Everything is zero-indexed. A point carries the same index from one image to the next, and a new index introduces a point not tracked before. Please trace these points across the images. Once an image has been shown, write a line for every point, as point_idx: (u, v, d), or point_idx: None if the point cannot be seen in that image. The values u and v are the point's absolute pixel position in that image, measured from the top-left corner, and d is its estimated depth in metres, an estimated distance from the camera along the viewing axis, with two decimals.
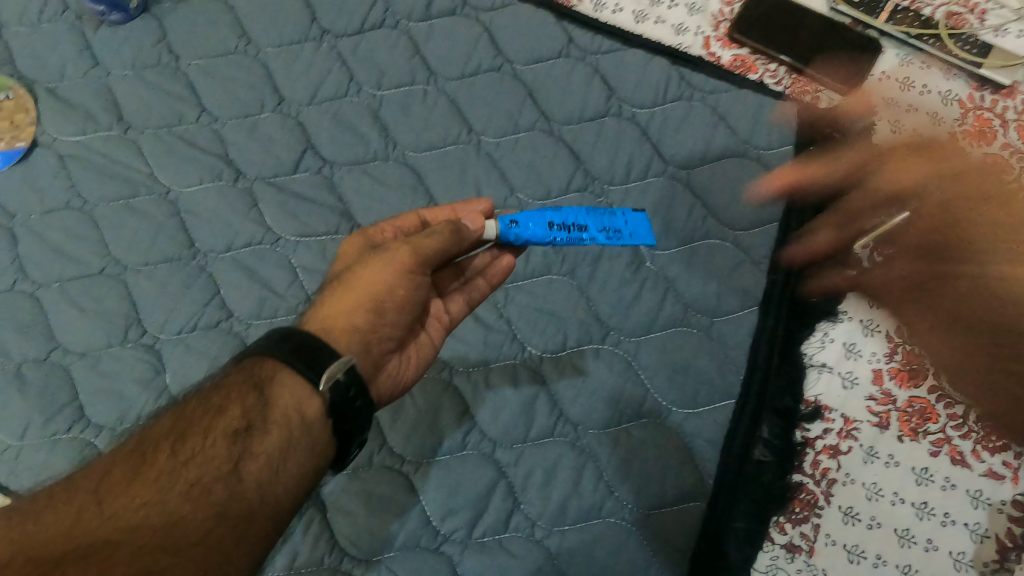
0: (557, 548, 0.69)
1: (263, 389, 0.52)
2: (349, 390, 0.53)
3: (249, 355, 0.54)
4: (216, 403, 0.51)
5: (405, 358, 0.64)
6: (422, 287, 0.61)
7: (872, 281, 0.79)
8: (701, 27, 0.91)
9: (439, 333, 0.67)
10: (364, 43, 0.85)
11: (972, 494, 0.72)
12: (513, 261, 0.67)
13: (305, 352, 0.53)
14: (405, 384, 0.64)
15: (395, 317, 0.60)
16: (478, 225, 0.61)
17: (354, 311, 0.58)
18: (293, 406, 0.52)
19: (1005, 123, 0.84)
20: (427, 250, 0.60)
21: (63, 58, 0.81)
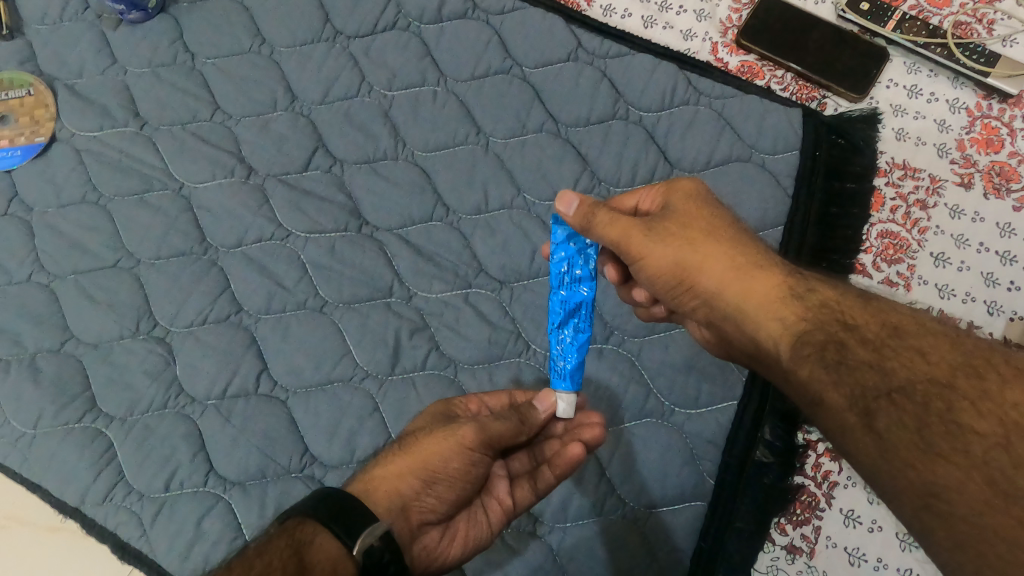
0: (558, 544, 0.70)
1: (303, 552, 0.48)
2: (382, 555, 0.50)
3: (290, 517, 0.51)
4: (258, 568, 0.46)
5: (448, 534, 0.59)
6: (479, 467, 0.59)
7: (876, 285, 0.79)
8: (709, 33, 0.92)
9: (498, 518, 0.63)
10: (375, 45, 0.86)
11: (990, 306, 0.77)
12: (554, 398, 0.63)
13: (343, 513, 0.51)
14: (445, 560, 0.59)
15: (441, 492, 0.58)
16: (546, 406, 0.62)
17: (404, 475, 0.57)
18: (328, 570, 0.48)
19: (1012, 132, 0.84)
20: (491, 431, 0.59)
21: (81, 56, 0.83)
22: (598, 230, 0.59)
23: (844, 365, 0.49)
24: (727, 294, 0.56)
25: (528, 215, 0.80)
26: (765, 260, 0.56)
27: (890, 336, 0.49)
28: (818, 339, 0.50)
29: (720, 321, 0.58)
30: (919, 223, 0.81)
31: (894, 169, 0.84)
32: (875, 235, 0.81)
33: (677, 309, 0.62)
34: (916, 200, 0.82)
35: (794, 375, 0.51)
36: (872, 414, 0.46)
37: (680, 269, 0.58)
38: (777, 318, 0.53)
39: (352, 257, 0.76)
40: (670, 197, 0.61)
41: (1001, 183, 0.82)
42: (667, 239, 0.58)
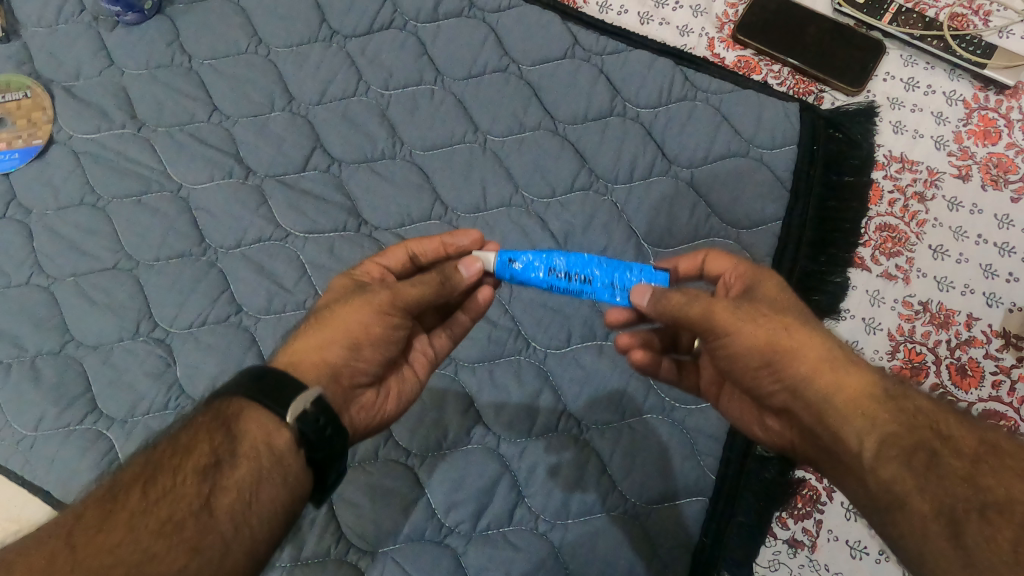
0: (560, 541, 0.70)
1: (231, 424, 0.50)
2: (318, 420, 0.49)
3: (216, 396, 0.52)
4: (185, 442, 0.48)
5: (383, 393, 0.62)
6: (399, 329, 0.59)
7: (875, 278, 0.79)
8: (705, 28, 0.92)
9: (424, 368, 0.66)
10: (372, 44, 0.86)
11: (989, 297, 0.77)
12: (490, 294, 0.65)
13: (272, 389, 0.50)
14: (384, 418, 0.62)
15: (369, 355, 0.58)
16: (471, 271, 0.60)
17: (326, 345, 0.56)
18: (261, 437, 0.49)
19: (1009, 123, 0.84)
20: (407, 297, 0.58)
21: (78, 59, 0.83)
22: (676, 312, 0.55)
23: (933, 474, 0.45)
24: (818, 382, 0.51)
25: (527, 212, 0.80)
26: (859, 359, 0.52)
27: (987, 453, 0.46)
28: (909, 445, 0.46)
29: (800, 412, 0.53)
30: (917, 215, 0.81)
31: (892, 162, 0.84)
32: (873, 228, 0.81)
33: (757, 390, 0.56)
34: (914, 193, 0.82)
35: (873, 475, 0.47)
36: (959, 527, 0.42)
37: (771, 353, 0.53)
38: (866, 418, 0.48)
39: (351, 256, 0.76)
40: (759, 283, 0.59)
41: (998, 174, 0.82)
42: (757, 319, 0.54)
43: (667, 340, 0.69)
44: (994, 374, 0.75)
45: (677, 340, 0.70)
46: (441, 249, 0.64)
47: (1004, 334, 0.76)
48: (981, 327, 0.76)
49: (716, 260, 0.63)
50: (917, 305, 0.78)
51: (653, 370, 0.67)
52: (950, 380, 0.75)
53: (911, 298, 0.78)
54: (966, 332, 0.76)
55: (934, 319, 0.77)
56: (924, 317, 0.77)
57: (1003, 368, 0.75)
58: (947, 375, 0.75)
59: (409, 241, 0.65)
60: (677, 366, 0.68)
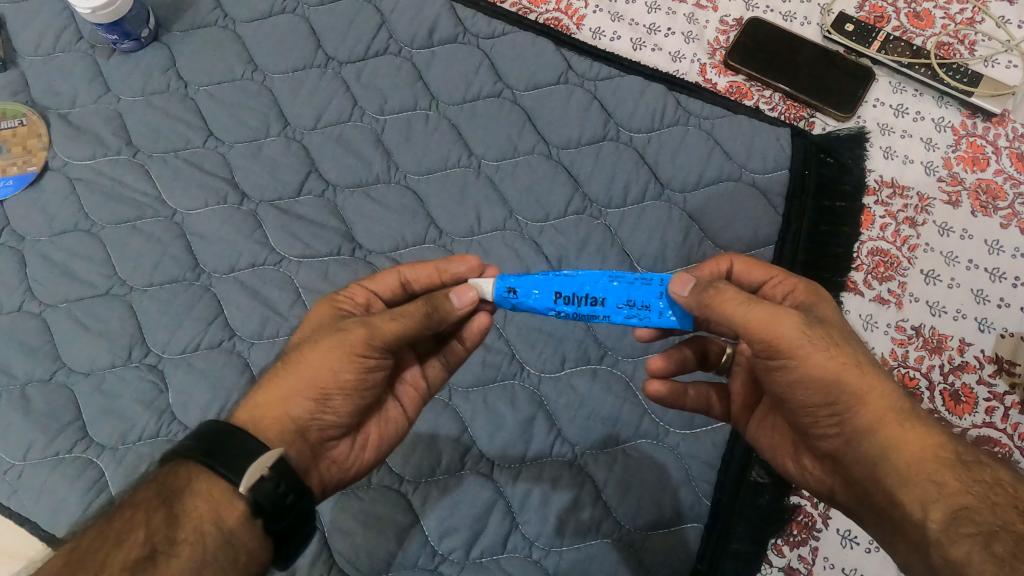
0: (554, 569, 0.70)
1: (172, 503, 0.49)
2: (277, 487, 0.49)
3: (168, 461, 0.51)
4: (118, 527, 0.47)
5: (358, 442, 0.61)
6: (373, 372, 0.57)
7: (868, 303, 0.79)
8: (697, 54, 0.93)
9: (414, 402, 0.66)
10: (367, 70, 0.87)
11: (981, 323, 0.78)
12: (488, 321, 0.64)
13: (227, 453, 0.49)
14: (357, 465, 0.62)
15: (339, 405, 0.57)
16: (465, 304, 0.58)
17: (291, 398, 0.56)
18: (208, 516, 0.49)
19: (997, 150, 0.85)
20: (382, 336, 0.56)
21: (74, 86, 0.83)
22: (724, 313, 0.52)
23: (1020, 563, 0.40)
24: (881, 435, 0.50)
25: (521, 236, 0.80)
26: (923, 417, 0.50)
27: None
28: (984, 523, 0.43)
29: (854, 461, 0.52)
30: (909, 240, 0.82)
31: (883, 187, 0.85)
32: (866, 252, 0.82)
33: (807, 426, 0.55)
34: (906, 218, 0.83)
35: (939, 549, 0.44)
36: None
37: (835, 389, 0.51)
38: (934, 482, 0.46)
39: (345, 280, 0.76)
40: (816, 305, 0.56)
41: (988, 200, 0.83)
42: (828, 351, 0.51)
43: (698, 354, 0.68)
44: (987, 400, 0.75)
45: (707, 352, 0.69)
46: (434, 276, 0.63)
47: (996, 359, 0.76)
48: (973, 353, 0.77)
49: (753, 269, 0.62)
50: (910, 330, 0.78)
51: (677, 399, 0.68)
52: (944, 405, 0.75)
53: (904, 323, 0.78)
54: (959, 357, 0.76)
55: (927, 345, 0.77)
56: (917, 342, 0.77)
57: (996, 394, 0.75)
58: (941, 400, 0.75)
59: (402, 267, 0.64)
60: (703, 397, 0.68)
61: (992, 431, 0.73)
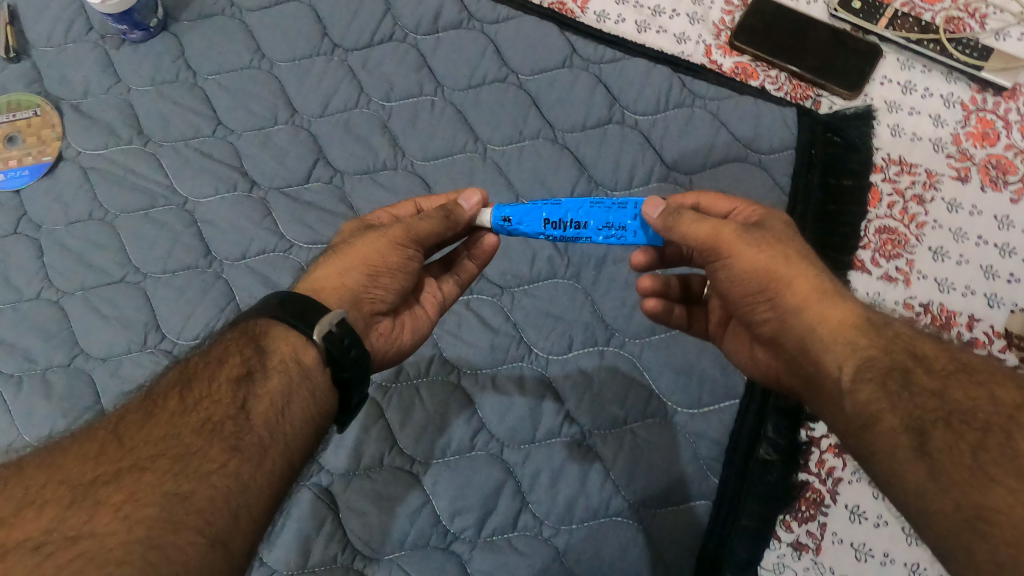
0: (564, 546, 0.71)
1: (260, 341, 0.54)
2: (342, 339, 0.53)
3: (244, 318, 0.56)
4: (218, 356, 0.54)
5: (399, 323, 0.65)
6: (415, 261, 0.63)
7: (876, 281, 0.79)
8: (702, 36, 0.93)
9: (433, 310, 0.68)
10: (373, 57, 0.87)
11: (990, 298, 0.77)
12: (496, 240, 0.66)
13: (300, 311, 0.54)
14: (400, 346, 0.65)
15: (387, 282, 0.61)
16: (473, 208, 0.62)
17: (347, 272, 0.60)
18: (289, 353, 0.54)
19: (1007, 125, 0.84)
20: (419, 231, 0.61)
21: (86, 77, 0.84)
22: (682, 229, 0.57)
23: (906, 391, 0.47)
24: (806, 314, 0.54)
25: None
26: (846, 294, 0.54)
27: (959, 371, 0.48)
28: (885, 364, 0.49)
29: (789, 341, 0.55)
30: (916, 217, 0.81)
31: (891, 164, 0.84)
32: (873, 230, 0.81)
33: (750, 321, 0.59)
34: (914, 195, 0.82)
35: (850, 398, 0.49)
36: (926, 436, 0.45)
37: (767, 279, 0.55)
38: (849, 344, 0.51)
39: None
40: (770, 220, 0.60)
41: (998, 175, 0.82)
42: (759, 246, 0.56)
43: (680, 285, 0.73)
44: None
45: (689, 284, 0.74)
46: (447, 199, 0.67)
47: (1006, 334, 0.76)
48: (983, 329, 0.76)
49: (718, 201, 0.64)
50: (919, 307, 0.78)
51: (664, 318, 0.72)
52: None
53: (913, 300, 0.78)
54: (968, 333, 0.76)
55: (936, 321, 0.77)
56: (926, 318, 0.77)
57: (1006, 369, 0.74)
58: None
59: (420, 197, 0.69)
60: (689, 313, 0.72)
61: None
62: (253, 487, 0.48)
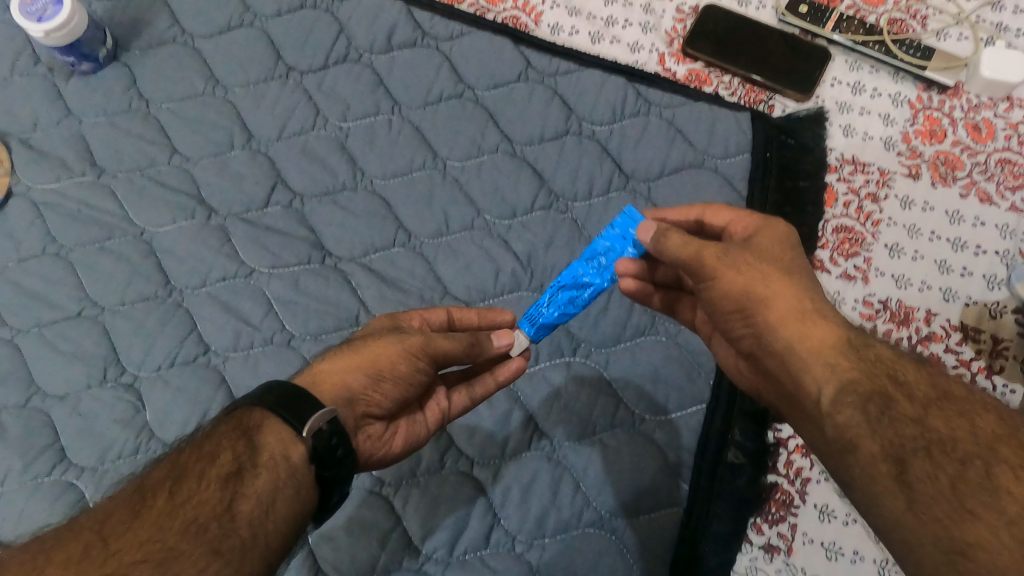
0: (537, 562, 0.70)
1: (251, 435, 0.52)
2: (331, 438, 0.53)
3: (238, 406, 0.54)
4: (209, 449, 0.51)
5: (392, 428, 0.62)
6: (424, 373, 0.61)
7: (835, 280, 0.80)
8: (655, 44, 0.94)
9: (434, 420, 0.66)
10: (328, 79, 0.87)
11: (946, 292, 0.79)
12: (523, 365, 0.66)
13: (292, 402, 0.53)
14: (387, 452, 0.62)
15: (388, 389, 0.59)
16: (505, 343, 0.63)
17: (351, 370, 0.58)
18: (279, 450, 0.52)
19: (954, 121, 0.86)
20: (439, 348, 0.60)
21: (34, 110, 0.83)
22: (670, 250, 0.58)
23: (886, 417, 0.47)
24: (784, 331, 0.54)
25: (489, 235, 0.81)
26: (828, 313, 0.54)
27: (939, 399, 0.48)
28: (867, 389, 0.49)
29: (765, 355, 0.56)
30: (871, 215, 0.83)
31: (844, 164, 0.85)
32: (830, 230, 0.82)
33: (728, 330, 0.60)
34: (868, 194, 0.84)
35: (830, 421, 0.49)
36: (905, 465, 0.45)
37: (745, 300, 0.56)
38: (830, 368, 0.50)
39: (316, 288, 0.77)
40: (760, 235, 0.60)
41: (947, 171, 0.84)
42: (741, 269, 0.56)
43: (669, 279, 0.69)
44: (955, 367, 0.75)
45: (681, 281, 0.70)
46: (476, 318, 0.67)
47: (962, 328, 0.77)
48: (940, 323, 0.77)
49: (716, 215, 0.65)
50: (877, 304, 0.79)
51: (645, 300, 0.71)
52: None
53: (871, 297, 0.79)
54: (926, 328, 0.77)
55: (895, 317, 0.78)
56: (884, 315, 0.78)
57: (962, 361, 0.76)
58: None
59: (451, 307, 0.68)
60: (670, 302, 0.72)
61: None
62: None
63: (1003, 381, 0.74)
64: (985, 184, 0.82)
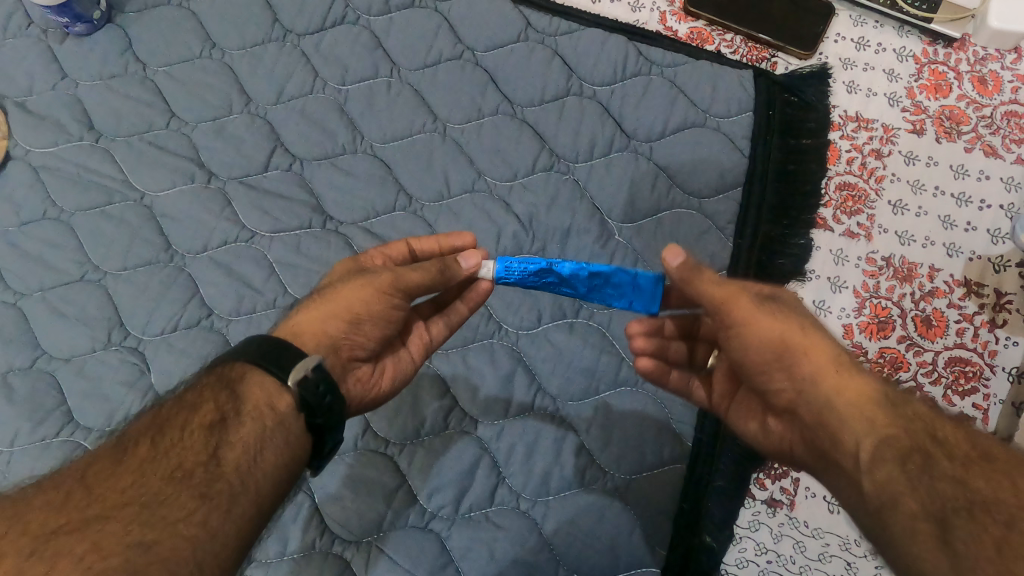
0: (542, 519, 0.71)
1: (233, 387, 0.51)
2: (317, 386, 0.51)
3: (218, 361, 0.54)
4: (191, 400, 0.50)
5: (378, 369, 0.63)
6: (401, 310, 0.60)
7: (838, 237, 0.80)
8: (656, 3, 0.93)
9: (418, 352, 0.66)
10: (325, 41, 0.86)
11: (950, 248, 0.78)
12: (491, 285, 0.65)
13: (272, 354, 0.52)
14: (377, 391, 0.63)
15: (369, 330, 0.59)
16: (473, 263, 0.62)
17: (328, 319, 0.58)
18: (262, 400, 0.51)
19: (959, 75, 0.85)
20: (411, 282, 0.60)
21: (30, 74, 0.83)
22: (702, 286, 0.57)
23: (926, 474, 0.46)
24: (823, 384, 0.53)
25: (490, 197, 0.80)
26: (862, 368, 0.54)
27: (980, 459, 0.46)
28: (904, 446, 0.47)
29: (804, 411, 0.54)
30: (875, 172, 0.82)
31: (847, 122, 0.85)
32: (833, 187, 0.82)
33: (762, 389, 0.58)
34: (871, 150, 0.83)
35: (868, 476, 0.48)
36: (946, 524, 0.43)
37: (783, 351, 0.55)
38: (868, 422, 0.50)
39: (317, 251, 0.77)
40: (782, 292, 0.61)
41: (952, 126, 0.83)
42: (774, 319, 0.56)
43: (682, 355, 0.68)
44: (958, 322, 0.76)
45: (693, 355, 0.69)
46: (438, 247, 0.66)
47: (965, 283, 0.77)
48: (944, 278, 0.77)
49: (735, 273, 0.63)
50: (880, 261, 0.78)
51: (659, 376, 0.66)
52: (916, 331, 0.76)
53: (875, 254, 0.79)
54: (929, 284, 0.77)
55: (898, 273, 0.78)
56: (888, 272, 0.78)
57: (965, 316, 0.76)
58: (913, 327, 0.76)
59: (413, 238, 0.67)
60: (686, 380, 0.67)
61: (963, 351, 0.75)
62: (221, 537, 0.45)
63: (1006, 334, 0.75)
64: (991, 138, 0.82)
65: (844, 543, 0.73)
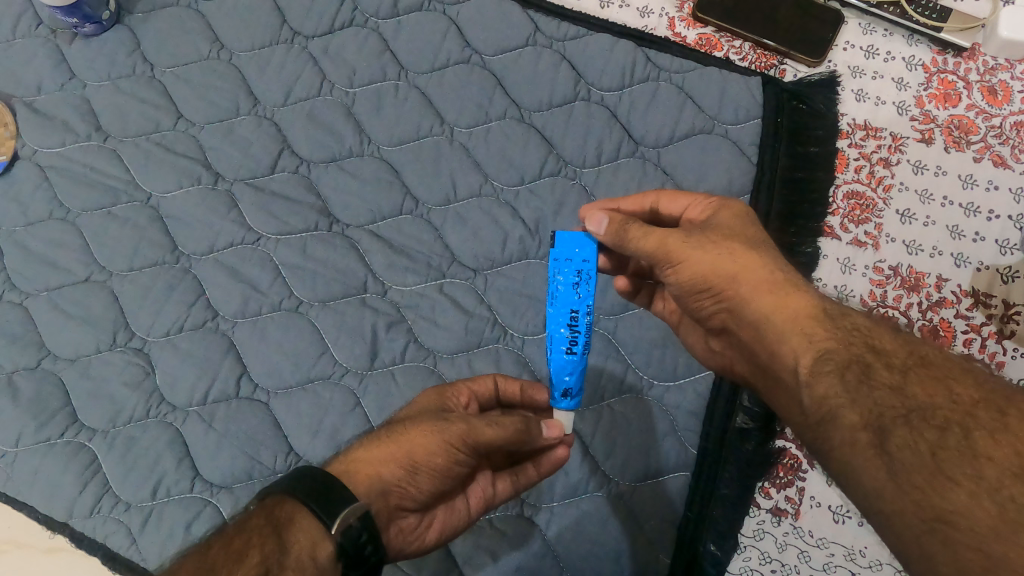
0: (546, 525, 0.71)
1: (281, 532, 0.49)
2: (360, 536, 0.49)
3: (271, 494, 0.51)
4: (237, 545, 0.47)
5: (425, 520, 0.59)
6: (461, 464, 0.57)
7: (845, 246, 0.80)
8: (665, 9, 0.93)
9: (476, 506, 0.62)
10: (334, 43, 0.86)
11: (956, 257, 0.78)
12: (566, 454, 0.63)
13: (323, 493, 0.50)
14: (419, 541, 0.59)
15: (423, 482, 0.56)
16: (556, 433, 0.60)
17: (387, 461, 0.55)
18: (307, 551, 0.48)
19: (969, 85, 0.85)
20: (483, 437, 0.57)
21: (39, 74, 0.83)
22: (633, 244, 0.59)
23: (864, 385, 0.47)
24: (755, 304, 0.54)
25: (497, 202, 0.80)
26: (800, 284, 0.55)
27: (917, 365, 0.48)
28: (841, 358, 0.49)
29: (739, 328, 0.57)
30: (883, 180, 0.82)
31: (856, 130, 0.84)
32: (841, 196, 0.82)
33: (701, 309, 0.61)
34: (880, 159, 0.83)
35: (810, 393, 0.49)
36: (885, 434, 0.45)
37: (713, 279, 0.56)
38: (804, 335, 0.51)
39: (323, 254, 0.77)
40: (719, 213, 0.61)
41: (960, 136, 0.83)
42: (707, 248, 0.57)
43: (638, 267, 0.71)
44: (965, 332, 0.75)
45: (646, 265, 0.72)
46: (519, 394, 0.65)
47: (972, 293, 0.77)
48: (951, 289, 0.77)
49: (671, 200, 0.64)
50: (888, 270, 0.78)
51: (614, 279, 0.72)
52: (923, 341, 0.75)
53: (882, 263, 0.79)
54: (937, 294, 0.77)
55: (905, 283, 0.78)
56: (895, 281, 0.78)
57: (973, 327, 0.76)
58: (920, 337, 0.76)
59: (498, 376, 0.65)
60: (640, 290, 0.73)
61: None
62: None
63: (1013, 345, 0.74)
64: (1000, 148, 0.82)
65: (850, 554, 0.72)
